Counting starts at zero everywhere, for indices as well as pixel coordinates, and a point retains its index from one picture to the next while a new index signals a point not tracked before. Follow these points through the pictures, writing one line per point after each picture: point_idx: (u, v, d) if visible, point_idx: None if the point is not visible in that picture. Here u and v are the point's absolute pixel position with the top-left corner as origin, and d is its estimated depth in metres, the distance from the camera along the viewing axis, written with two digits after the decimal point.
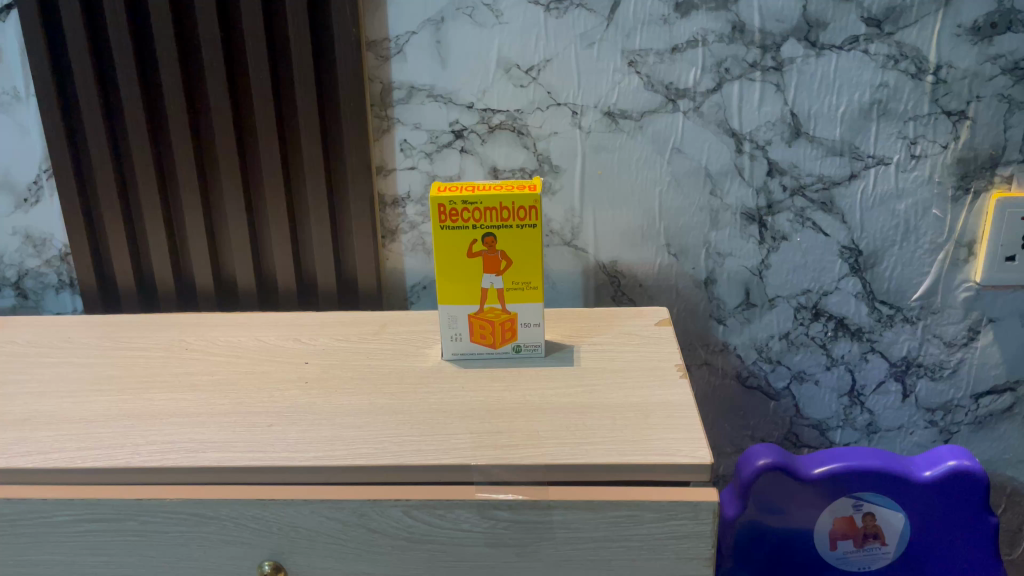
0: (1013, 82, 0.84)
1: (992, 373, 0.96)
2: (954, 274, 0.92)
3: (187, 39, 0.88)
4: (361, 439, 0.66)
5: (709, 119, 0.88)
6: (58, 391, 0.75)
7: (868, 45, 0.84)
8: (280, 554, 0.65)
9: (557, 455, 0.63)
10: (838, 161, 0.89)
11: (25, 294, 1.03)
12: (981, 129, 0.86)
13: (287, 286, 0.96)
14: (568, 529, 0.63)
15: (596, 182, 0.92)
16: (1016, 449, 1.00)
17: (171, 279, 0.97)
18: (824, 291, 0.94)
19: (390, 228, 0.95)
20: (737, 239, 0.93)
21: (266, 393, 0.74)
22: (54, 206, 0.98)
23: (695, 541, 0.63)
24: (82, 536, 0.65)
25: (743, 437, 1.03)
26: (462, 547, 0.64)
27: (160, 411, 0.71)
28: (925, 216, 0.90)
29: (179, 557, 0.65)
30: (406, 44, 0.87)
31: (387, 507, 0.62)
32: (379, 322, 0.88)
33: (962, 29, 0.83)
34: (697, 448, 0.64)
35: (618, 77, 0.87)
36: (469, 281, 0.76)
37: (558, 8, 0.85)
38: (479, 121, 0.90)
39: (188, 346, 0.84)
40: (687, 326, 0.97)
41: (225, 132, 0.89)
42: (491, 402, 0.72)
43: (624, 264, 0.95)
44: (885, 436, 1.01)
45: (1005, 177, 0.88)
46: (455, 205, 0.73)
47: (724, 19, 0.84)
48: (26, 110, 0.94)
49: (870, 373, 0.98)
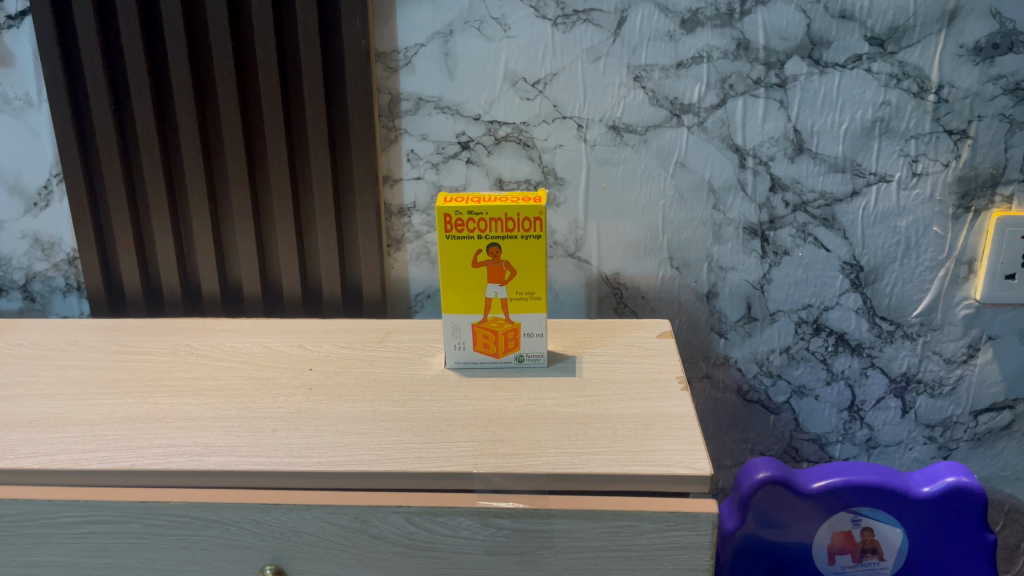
0: (1014, 102, 0.85)
1: (991, 390, 0.97)
2: (955, 291, 0.93)
3: (199, 49, 0.89)
4: (363, 445, 0.67)
5: (712, 135, 0.89)
6: (64, 393, 0.76)
7: (871, 64, 0.85)
8: (281, 559, 0.65)
9: (558, 464, 0.64)
10: (840, 178, 0.89)
11: (32, 297, 1.04)
12: (981, 148, 0.87)
13: (292, 293, 0.97)
14: (568, 538, 0.63)
15: (600, 195, 0.93)
16: (1015, 467, 1.00)
17: (178, 283, 0.98)
18: (825, 306, 0.95)
19: (396, 237, 0.96)
20: (740, 253, 0.93)
21: (270, 398, 0.75)
22: (63, 210, 0.99)
23: (693, 552, 0.63)
24: (86, 538, 0.65)
25: (743, 450, 1.03)
26: (461, 555, 0.65)
27: (166, 415, 0.72)
28: (926, 233, 0.91)
29: (181, 560, 0.66)
30: (415, 56, 0.88)
31: (389, 513, 0.63)
32: (383, 330, 0.89)
33: (964, 49, 0.84)
34: (697, 459, 0.64)
35: (623, 91, 0.88)
36: (472, 291, 0.77)
37: (565, 23, 0.86)
38: (485, 133, 0.91)
39: (193, 351, 0.85)
40: (688, 338, 0.98)
41: (234, 140, 0.90)
42: (492, 411, 0.72)
43: (626, 276, 0.96)
44: (884, 452, 1.01)
45: (1006, 197, 0.89)
46: (460, 215, 0.73)
47: (729, 36, 0.85)
48: (38, 116, 0.95)
49: (870, 389, 0.98)
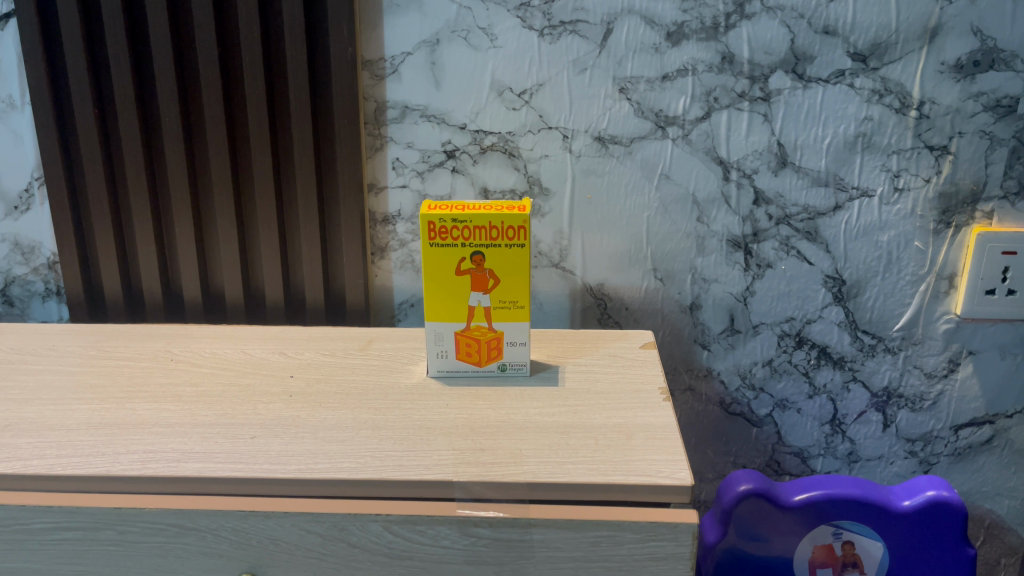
0: (994, 119, 0.86)
1: (971, 406, 0.97)
2: (935, 306, 0.93)
3: (184, 52, 0.89)
4: (343, 453, 0.66)
5: (697, 147, 0.89)
6: (40, 398, 0.75)
7: (854, 79, 0.86)
8: (258, 567, 0.64)
9: (538, 473, 0.63)
10: (823, 192, 0.90)
11: (10, 302, 1.02)
12: (962, 164, 0.88)
13: (274, 299, 0.96)
14: (548, 548, 0.63)
15: (585, 207, 0.93)
16: (995, 482, 1.00)
17: (159, 288, 0.97)
18: (808, 319, 0.95)
19: (380, 245, 0.96)
20: (723, 265, 0.94)
21: (250, 405, 0.74)
22: (43, 214, 0.98)
23: (673, 562, 0.62)
24: (59, 545, 0.64)
25: (725, 463, 1.03)
26: (441, 565, 0.64)
27: (143, 420, 0.71)
28: (907, 248, 0.91)
29: (155, 567, 0.65)
30: (401, 64, 0.88)
31: (367, 521, 0.62)
32: (365, 338, 0.88)
33: (945, 66, 0.85)
34: (678, 469, 0.64)
35: (609, 103, 0.88)
36: (457, 299, 0.77)
37: (552, 34, 0.86)
38: (471, 142, 0.91)
39: (173, 357, 0.84)
40: (672, 350, 0.98)
41: (217, 144, 0.89)
42: (475, 419, 0.72)
43: (610, 287, 0.96)
44: (866, 465, 1.01)
45: (986, 213, 0.89)
46: (444, 223, 0.73)
47: (714, 49, 0.86)
48: (20, 118, 0.94)
49: (852, 403, 0.98)
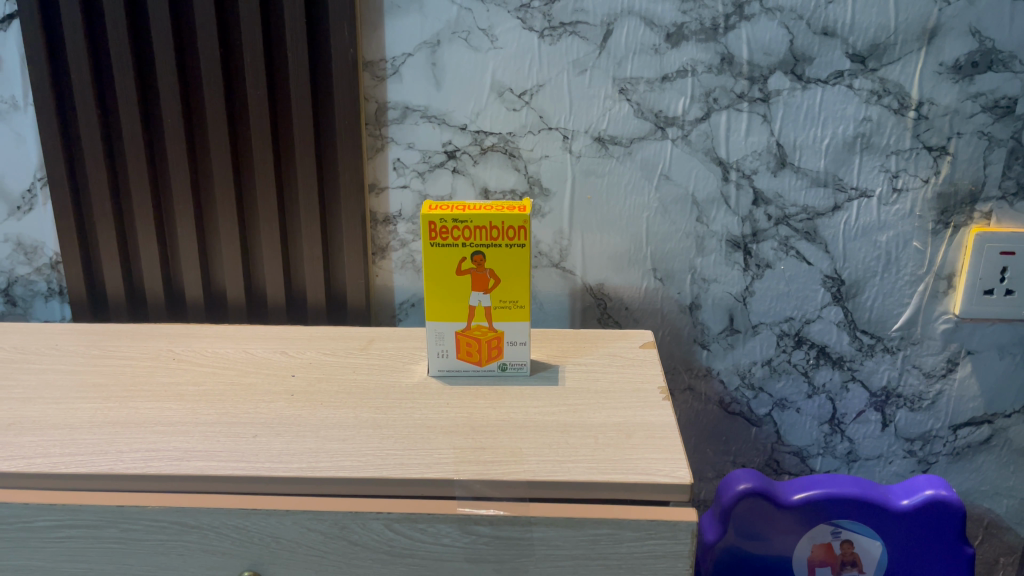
0: (992, 119, 0.86)
1: (970, 405, 0.97)
2: (933, 306, 0.93)
3: (186, 53, 0.89)
4: (344, 452, 0.67)
5: (697, 147, 0.90)
6: (43, 397, 0.75)
7: (853, 80, 0.86)
8: (259, 565, 0.65)
9: (539, 471, 0.64)
10: (822, 193, 0.90)
11: (13, 301, 1.03)
12: (961, 164, 0.88)
13: (275, 299, 0.96)
14: (548, 546, 0.63)
15: (585, 207, 0.93)
16: (993, 482, 1.00)
17: (161, 288, 0.98)
18: (807, 319, 0.96)
19: (381, 245, 0.96)
20: (723, 265, 0.94)
21: (251, 405, 0.74)
22: (46, 214, 0.98)
23: (672, 560, 0.63)
24: (63, 542, 0.65)
25: (725, 462, 1.03)
26: (441, 563, 0.64)
27: (146, 419, 0.72)
28: (906, 248, 0.92)
29: (158, 564, 0.65)
30: (402, 65, 0.88)
31: (368, 519, 0.62)
32: (366, 338, 0.89)
33: (944, 66, 0.85)
34: (677, 468, 0.64)
35: (609, 104, 0.89)
36: (458, 299, 0.77)
37: (552, 35, 0.87)
38: (471, 142, 0.91)
39: (176, 356, 0.84)
40: (672, 350, 0.98)
41: (219, 144, 0.90)
42: (475, 418, 0.72)
43: (610, 287, 0.96)
44: (865, 464, 1.01)
45: (985, 213, 0.90)
46: (445, 223, 0.74)
47: (713, 50, 0.86)
48: (23, 119, 0.95)
49: (851, 403, 0.99)
